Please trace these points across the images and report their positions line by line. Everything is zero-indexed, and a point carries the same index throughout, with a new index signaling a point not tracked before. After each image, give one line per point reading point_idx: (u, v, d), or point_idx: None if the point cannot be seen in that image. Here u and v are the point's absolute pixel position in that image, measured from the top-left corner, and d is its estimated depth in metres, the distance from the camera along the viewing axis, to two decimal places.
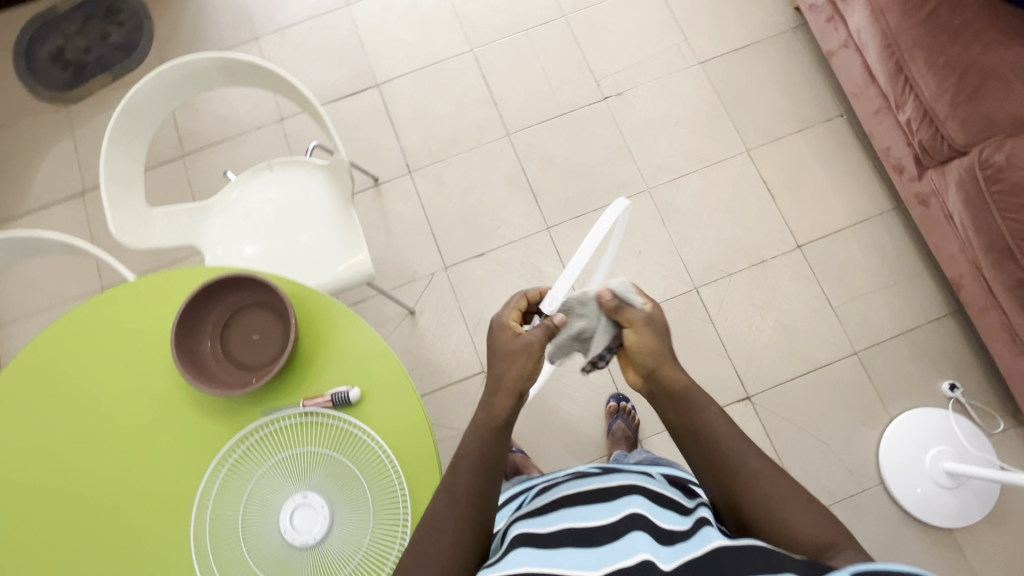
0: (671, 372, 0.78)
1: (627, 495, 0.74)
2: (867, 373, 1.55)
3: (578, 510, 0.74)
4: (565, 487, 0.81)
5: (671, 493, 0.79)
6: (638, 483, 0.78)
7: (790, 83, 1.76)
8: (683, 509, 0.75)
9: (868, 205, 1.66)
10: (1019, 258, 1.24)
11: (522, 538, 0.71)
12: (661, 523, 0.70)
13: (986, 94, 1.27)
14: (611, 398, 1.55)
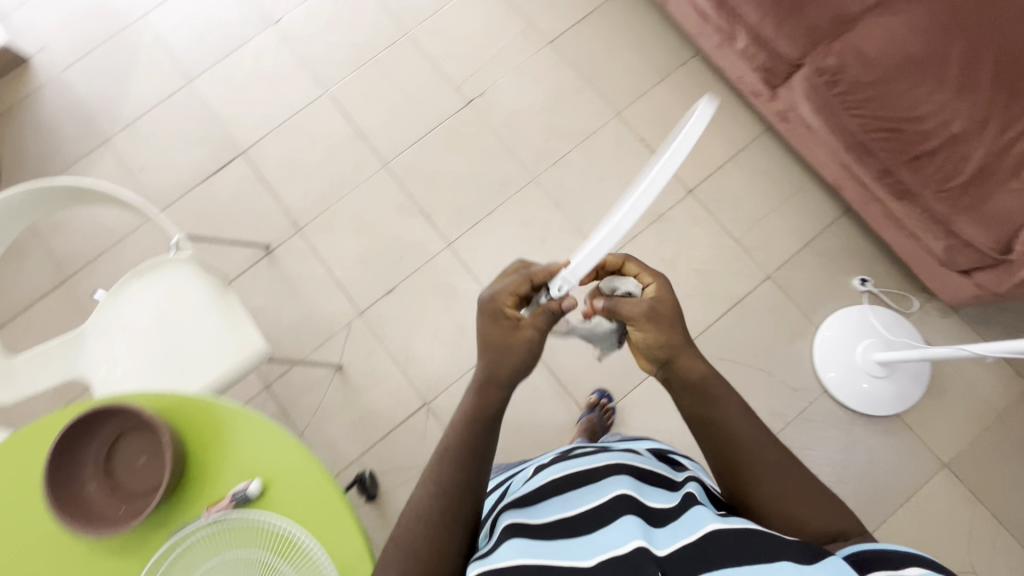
0: (689, 360, 0.73)
1: (614, 477, 0.77)
2: (784, 292, 1.59)
3: (568, 496, 0.76)
4: (551, 468, 0.82)
5: (656, 468, 0.84)
6: (624, 460, 0.81)
7: (639, 38, 1.79)
8: (670, 485, 0.80)
9: (743, 133, 1.70)
10: (875, 150, 1.32)
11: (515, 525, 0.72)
12: (648, 502, 0.74)
13: (803, 6, 1.33)
14: (596, 392, 1.55)
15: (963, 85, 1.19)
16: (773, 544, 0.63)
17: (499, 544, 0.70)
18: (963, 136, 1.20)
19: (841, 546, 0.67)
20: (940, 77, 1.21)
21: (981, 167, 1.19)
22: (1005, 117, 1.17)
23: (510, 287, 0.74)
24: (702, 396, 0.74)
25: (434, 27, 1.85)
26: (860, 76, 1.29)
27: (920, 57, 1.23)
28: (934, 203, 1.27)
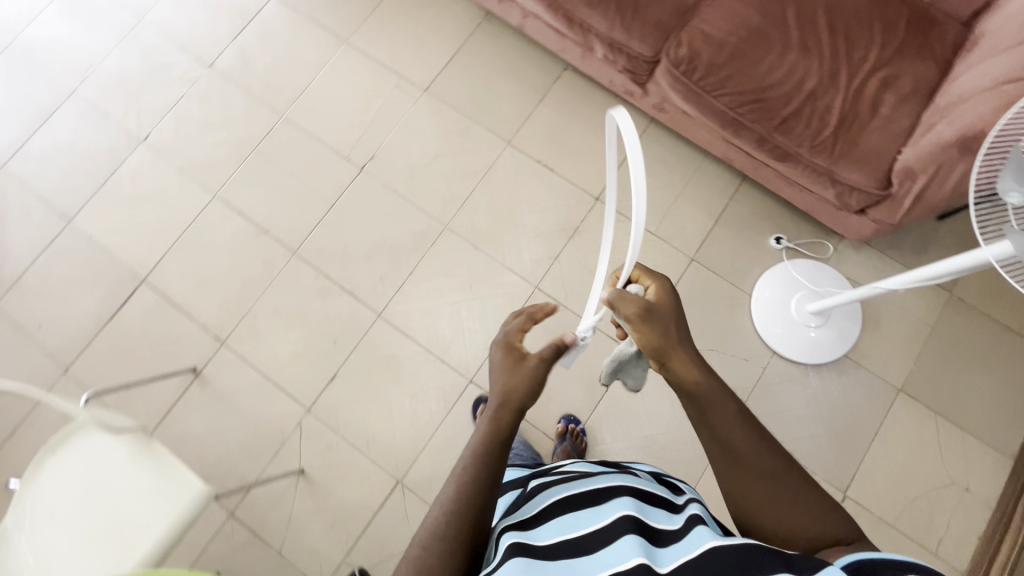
0: (681, 363, 0.74)
1: (617, 498, 0.74)
2: (711, 270, 1.63)
3: (570, 517, 0.74)
4: (552, 489, 0.80)
5: (655, 490, 0.81)
6: (625, 482, 0.79)
7: (509, 64, 1.82)
8: (671, 507, 0.78)
9: (632, 129, 1.75)
10: (747, 122, 1.35)
11: (517, 545, 0.69)
12: (649, 523, 0.72)
13: (645, 7, 1.40)
14: (561, 420, 1.54)
15: (803, 47, 1.33)
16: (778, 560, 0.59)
17: (497, 562, 0.68)
18: (819, 89, 1.31)
19: (842, 555, 0.62)
20: (782, 43, 1.34)
21: (843, 113, 1.29)
22: (844, 66, 1.32)
23: (514, 325, 0.81)
24: (702, 401, 0.73)
25: (308, 103, 1.83)
26: (717, 57, 1.35)
27: (761, 30, 1.35)
28: (813, 157, 1.31)
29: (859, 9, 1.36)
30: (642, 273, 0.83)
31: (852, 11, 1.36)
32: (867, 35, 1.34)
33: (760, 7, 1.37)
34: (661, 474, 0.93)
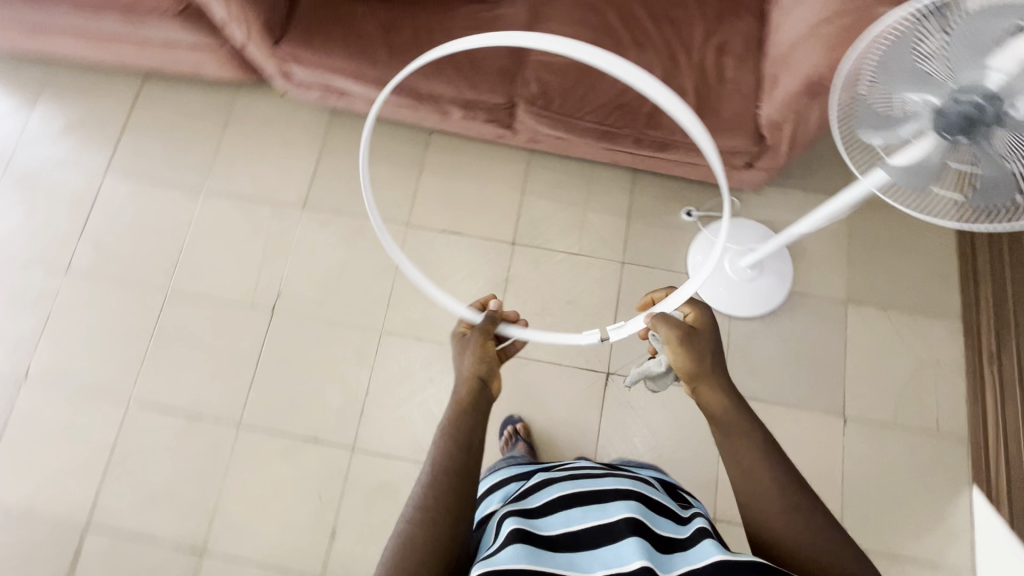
0: (712, 393, 0.80)
1: (624, 502, 0.84)
2: (644, 265, 1.67)
3: (578, 513, 0.85)
4: (560, 486, 0.91)
5: (659, 498, 0.91)
6: (632, 488, 0.89)
7: (376, 149, 1.78)
8: (676, 519, 0.87)
9: (517, 165, 1.76)
10: (619, 130, 1.38)
11: (524, 530, 0.80)
12: (655, 529, 0.81)
13: (481, 59, 1.40)
14: (577, 461, 1.53)
15: (637, 44, 1.38)
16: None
17: (504, 542, 0.78)
18: (667, 77, 1.36)
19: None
20: (618, 48, 1.39)
21: (697, 91, 1.35)
22: (679, 48, 1.38)
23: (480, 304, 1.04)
24: (727, 431, 0.77)
25: (190, 266, 1.70)
26: (566, 82, 1.38)
27: (594, 42, 1.39)
28: (689, 139, 1.36)
29: None
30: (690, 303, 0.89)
31: None
32: (686, 12, 1.41)
33: (585, 23, 1.41)
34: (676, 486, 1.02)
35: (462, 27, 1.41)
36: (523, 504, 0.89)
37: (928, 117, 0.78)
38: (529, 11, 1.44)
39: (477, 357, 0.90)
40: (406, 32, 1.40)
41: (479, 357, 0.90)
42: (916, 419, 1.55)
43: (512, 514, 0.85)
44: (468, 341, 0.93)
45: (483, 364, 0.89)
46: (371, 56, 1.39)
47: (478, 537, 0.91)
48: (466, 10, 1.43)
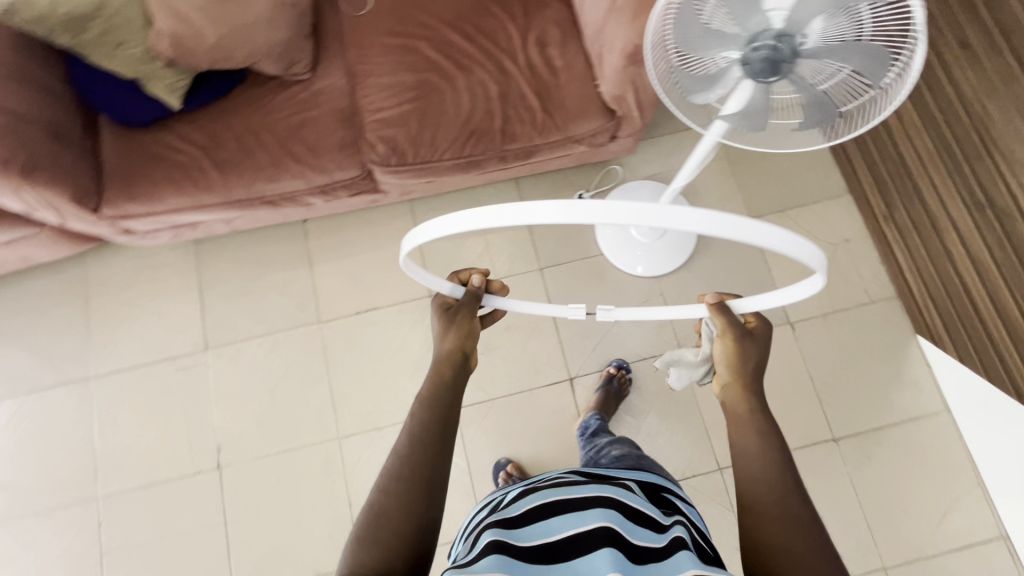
0: (736, 392, 0.85)
1: (601, 511, 0.76)
2: (561, 263, 1.68)
3: (558, 520, 0.76)
4: (541, 493, 0.82)
5: (642, 503, 0.82)
6: (614, 494, 0.81)
7: (259, 259, 1.69)
8: (658, 525, 0.79)
9: (403, 218, 1.71)
10: (480, 155, 1.35)
11: (497, 543, 0.72)
12: (631, 541, 0.73)
13: (319, 141, 1.33)
14: (612, 364, 1.58)
15: (464, 67, 1.36)
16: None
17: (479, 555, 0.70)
18: (504, 88, 1.35)
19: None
20: (446, 78, 1.36)
21: (536, 90, 1.35)
22: (502, 55, 1.37)
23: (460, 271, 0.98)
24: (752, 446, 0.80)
25: (112, 463, 1.55)
26: (411, 129, 1.34)
27: (421, 83, 1.36)
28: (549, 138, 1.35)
29: (472, 3, 1.40)
30: (756, 317, 0.91)
31: (468, 8, 1.40)
32: (496, 18, 1.39)
33: (405, 65, 1.37)
34: (670, 489, 0.92)
35: (285, 116, 1.34)
36: (502, 512, 0.81)
37: (731, 72, 0.81)
38: (346, 73, 1.39)
39: (460, 333, 0.90)
40: (231, 145, 1.31)
41: (461, 332, 0.90)
42: (849, 297, 1.64)
43: (490, 526, 0.77)
44: (449, 312, 0.93)
45: (464, 339, 0.91)
46: (204, 180, 1.30)
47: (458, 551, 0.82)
48: (281, 95, 1.35)
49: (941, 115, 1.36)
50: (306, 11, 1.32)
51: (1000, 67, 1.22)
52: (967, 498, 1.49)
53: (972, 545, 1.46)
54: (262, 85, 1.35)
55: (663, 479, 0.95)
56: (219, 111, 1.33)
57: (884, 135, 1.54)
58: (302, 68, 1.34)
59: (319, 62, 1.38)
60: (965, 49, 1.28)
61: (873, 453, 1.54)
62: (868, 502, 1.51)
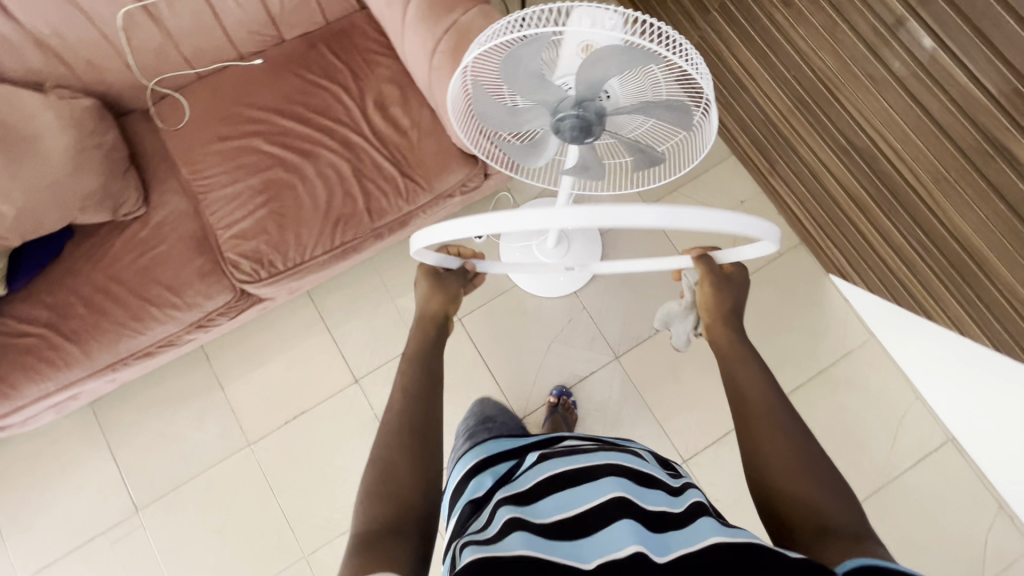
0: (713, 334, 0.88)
1: (614, 480, 0.71)
2: (477, 306, 1.65)
3: (570, 494, 0.70)
4: (549, 464, 0.76)
5: (653, 471, 0.78)
6: (623, 462, 0.76)
7: (165, 398, 1.57)
8: (671, 490, 0.74)
9: (306, 310, 1.63)
10: (353, 240, 1.27)
11: (512, 521, 0.65)
12: (648, 507, 0.68)
13: (177, 276, 1.22)
14: (553, 392, 1.55)
15: (309, 153, 1.27)
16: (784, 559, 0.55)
17: (497, 535, 0.63)
18: (357, 164, 1.27)
19: (851, 559, 0.57)
20: (293, 169, 1.27)
21: (391, 157, 1.28)
22: (345, 129, 1.28)
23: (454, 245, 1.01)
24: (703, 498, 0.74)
25: None
26: (273, 235, 1.24)
27: (268, 182, 1.26)
28: (419, 201, 1.28)
29: (297, 82, 1.30)
30: (734, 263, 0.94)
31: (295, 88, 1.30)
32: (327, 91, 1.30)
33: (246, 168, 1.27)
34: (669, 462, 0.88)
35: (130, 260, 1.22)
36: (512, 487, 0.74)
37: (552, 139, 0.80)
38: (185, 195, 1.27)
39: (447, 297, 0.92)
40: (81, 310, 1.19)
41: (447, 295, 0.92)
42: (759, 257, 1.68)
43: (502, 504, 0.71)
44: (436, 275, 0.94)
45: (449, 302, 0.92)
46: (62, 357, 1.17)
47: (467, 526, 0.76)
48: (118, 239, 1.22)
49: (788, 72, 1.35)
50: (114, 145, 1.20)
51: (822, 16, 1.20)
52: (912, 412, 1.57)
53: (928, 455, 1.54)
54: (94, 235, 1.23)
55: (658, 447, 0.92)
56: (54, 278, 1.20)
57: (747, 97, 1.53)
58: (132, 204, 1.21)
59: (151, 192, 1.26)
60: (789, 6, 1.26)
61: (819, 397, 1.59)
62: (825, 444, 1.56)
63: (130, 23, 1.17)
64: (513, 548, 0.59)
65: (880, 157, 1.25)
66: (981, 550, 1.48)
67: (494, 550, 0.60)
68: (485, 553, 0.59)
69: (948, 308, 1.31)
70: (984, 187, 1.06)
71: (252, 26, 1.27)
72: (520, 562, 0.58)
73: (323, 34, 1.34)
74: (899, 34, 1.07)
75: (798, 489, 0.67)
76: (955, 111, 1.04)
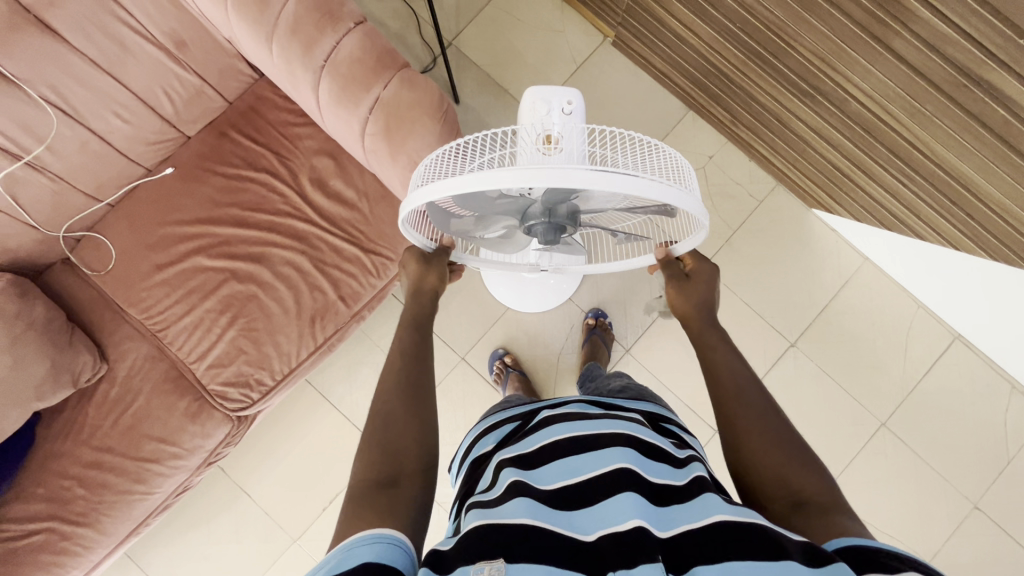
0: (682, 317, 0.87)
1: (618, 446, 0.64)
2: (475, 340, 1.59)
3: (576, 460, 0.63)
4: (560, 426, 0.69)
5: (659, 438, 0.70)
6: (633, 430, 0.68)
7: (196, 522, 1.52)
8: (674, 459, 0.66)
9: (306, 394, 1.56)
10: (334, 331, 1.19)
11: (516, 484, 0.60)
12: (654, 480, 0.61)
13: (165, 425, 1.13)
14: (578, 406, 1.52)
15: (258, 257, 1.16)
16: (793, 542, 0.52)
17: (500, 499, 0.59)
18: (314, 254, 1.16)
19: (835, 538, 0.54)
20: (248, 279, 1.16)
21: (347, 237, 1.17)
22: (289, 219, 1.16)
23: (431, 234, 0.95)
24: None
25: None
26: (251, 353, 1.15)
27: (225, 300, 1.15)
28: (391, 273, 1.19)
29: (219, 181, 1.17)
30: (692, 258, 0.88)
31: (219, 188, 1.17)
32: (255, 183, 1.17)
33: (197, 291, 1.16)
34: (669, 419, 0.82)
35: (111, 424, 1.13)
36: (516, 447, 0.69)
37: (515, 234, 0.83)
38: (144, 337, 1.17)
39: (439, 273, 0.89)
40: (77, 490, 1.10)
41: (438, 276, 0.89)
42: (739, 210, 1.64)
43: (506, 465, 0.65)
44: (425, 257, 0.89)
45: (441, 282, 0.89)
46: (77, 542, 1.10)
47: (471, 483, 0.74)
48: (91, 407, 1.13)
49: (733, 23, 1.26)
50: (48, 316, 1.09)
51: None
52: (917, 321, 1.60)
53: (939, 357, 1.58)
54: (64, 409, 1.14)
55: (663, 408, 0.85)
56: (36, 468, 1.10)
57: (693, 51, 1.44)
58: (92, 367, 1.12)
59: (106, 346, 1.16)
60: None
61: (830, 332, 1.60)
62: (844, 375, 1.59)
63: (11, 180, 1.03)
64: (515, 518, 0.55)
65: (845, 96, 1.19)
66: (1002, 431, 1.56)
67: (495, 520, 0.56)
68: (489, 520, 0.56)
69: (940, 229, 1.29)
70: (963, 117, 1.01)
71: (147, 136, 1.13)
72: (515, 535, 0.53)
73: (228, 117, 1.18)
74: None
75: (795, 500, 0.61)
76: (922, 46, 0.97)
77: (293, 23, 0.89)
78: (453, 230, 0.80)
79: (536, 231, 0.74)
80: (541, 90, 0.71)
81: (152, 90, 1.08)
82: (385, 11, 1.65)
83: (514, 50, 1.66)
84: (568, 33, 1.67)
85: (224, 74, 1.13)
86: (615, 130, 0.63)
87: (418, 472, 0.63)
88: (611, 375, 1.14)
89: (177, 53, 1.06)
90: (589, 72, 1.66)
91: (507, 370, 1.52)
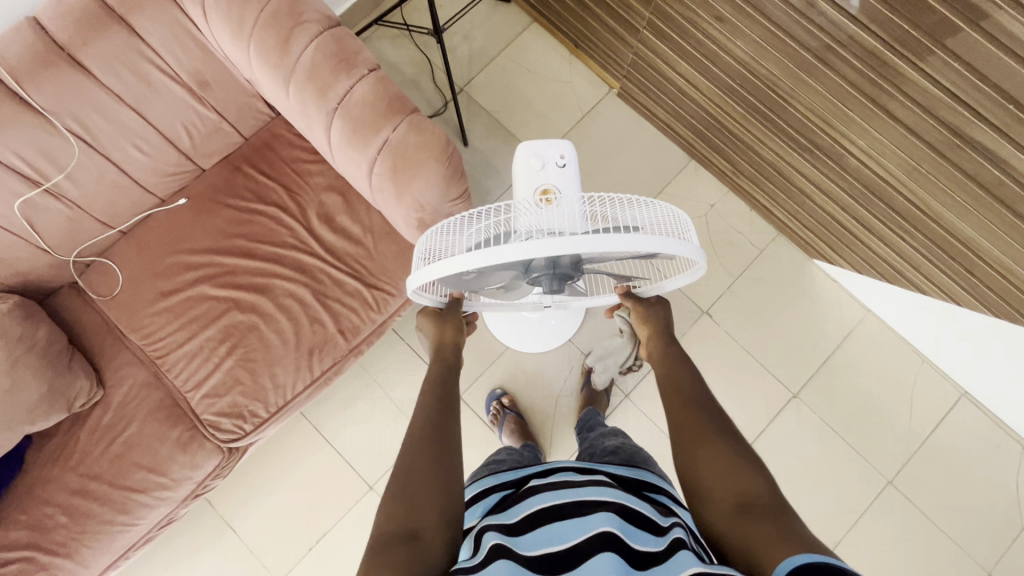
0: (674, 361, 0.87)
1: (597, 513, 0.60)
2: (472, 378, 1.58)
3: (553, 526, 0.60)
4: (541, 494, 0.65)
5: (641, 502, 0.65)
6: (613, 495, 0.64)
7: (178, 556, 1.48)
8: (656, 524, 0.62)
9: (300, 427, 1.54)
10: (330, 365, 1.19)
11: (489, 554, 0.57)
12: (629, 549, 0.56)
13: (155, 454, 1.12)
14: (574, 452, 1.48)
15: (263, 288, 1.17)
16: None
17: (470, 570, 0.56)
18: (317, 287, 1.18)
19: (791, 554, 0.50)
20: (250, 308, 1.17)
21: (351, 270, 1.19)
22: (295, 252, 1.18)
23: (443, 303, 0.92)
24: None
25: None
26: (248, 383, 1.15)
27: (226, 329, 1.16)
28: (391, 309, 1.21)
29: (229, 213, 1.20)
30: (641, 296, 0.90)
31: (229, 220, 1.20)
32: (265, 215, 1.20)
33: (198, 319, 1.17)
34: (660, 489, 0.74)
35: (101, 451, 1.12)
36: (498, 514, 0.65)
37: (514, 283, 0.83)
38: (142, 364, 1.18)
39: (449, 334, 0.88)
40: (62, 516, 1.08)
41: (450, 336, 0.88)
42: (742, 257, 1.65)
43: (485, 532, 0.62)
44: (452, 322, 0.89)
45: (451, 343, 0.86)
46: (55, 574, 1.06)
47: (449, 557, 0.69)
48: (83, 432, 1.13)
49: (734, 82, 1.31)
50: (49, 340, 1.10)
51: (759, 30, 1.14)
52: (922, 376, 1.57)
53: (947, 415, 1.55)
54: (57, 432, 1.13)
55: (658, 478, 0.77)
56: (22, 493, 1.09)
57: (695, 105, 1.49)
58: (88, 392, 1.12)
59: (105, 372, 1.17)
60: (722, 22, 1.20)
61: (833, 384, 1.58)
62: (849, 430, 1.55)
63: (30, 206, 1.07)
64: None
65: (845, 154, 1.22)
66: (1015, 495, 1.50)
67: None
68: None
69: (940, 284, 1.28)
70: (959, 177, 1.03)
71: (164, 168, 1.17)
72: None
73: (244, 152, 1.23)
74: (827, 26, 1.03)
75: (780, 517, 0.56)
76: (918, 111, 1.00)
77: (310, 67, 0.93)
78: (457, 284, 0.80)
79: (540, 281, 0.77)
80: (537, 146, 0.81)
81: (173, 125, 1.13)
82: (401, 58, 1.73)
83: (522, 98, 1.73)
84: (575, 83, 1.74)
85: (243, 112, 1.18)
86: (610, 195, 0.68)
87: (412, 523, 0.60)
88: (606, 430, 1.07)
89: (199, 91, 1.12)
90: (595, 121, 1.72)
91: (504, 412, 1.50)
